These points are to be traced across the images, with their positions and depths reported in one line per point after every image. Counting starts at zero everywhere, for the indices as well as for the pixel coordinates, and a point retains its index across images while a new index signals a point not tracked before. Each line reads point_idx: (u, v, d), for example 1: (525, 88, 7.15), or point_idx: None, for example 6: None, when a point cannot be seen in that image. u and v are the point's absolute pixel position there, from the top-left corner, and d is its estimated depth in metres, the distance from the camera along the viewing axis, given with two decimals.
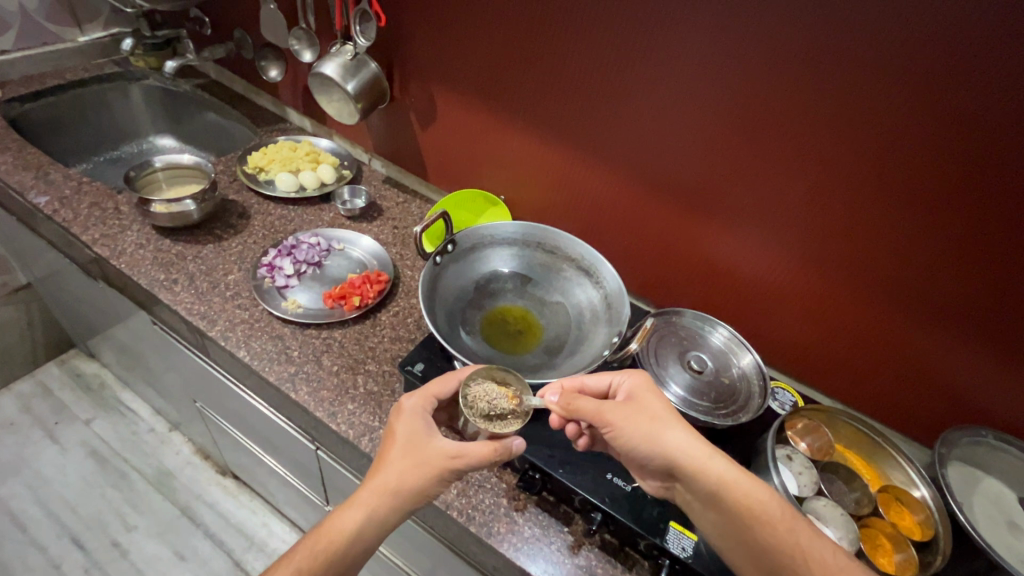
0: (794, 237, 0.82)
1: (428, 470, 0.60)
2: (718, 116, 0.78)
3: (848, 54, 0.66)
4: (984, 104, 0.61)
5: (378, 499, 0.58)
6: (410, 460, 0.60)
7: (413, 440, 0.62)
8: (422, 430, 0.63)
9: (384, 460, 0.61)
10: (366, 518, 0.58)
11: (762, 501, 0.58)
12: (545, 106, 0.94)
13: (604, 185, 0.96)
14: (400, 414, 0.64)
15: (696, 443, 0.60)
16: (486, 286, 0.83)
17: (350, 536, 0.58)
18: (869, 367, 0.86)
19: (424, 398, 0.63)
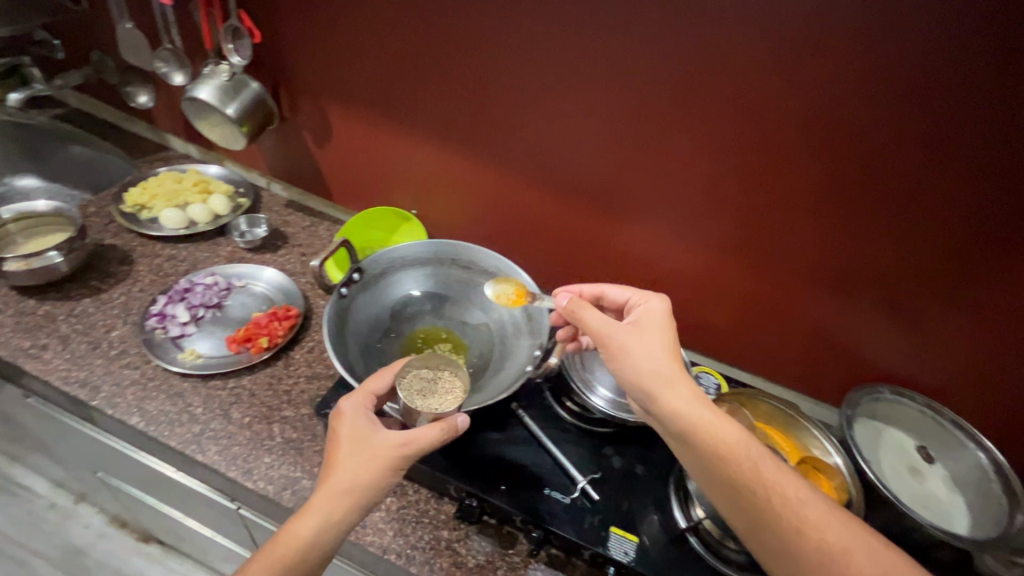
0: (698, 225, 0.85)
1: (378, 466, 0.56)
2: (613, 115, 0.79)
3: (722, 50, 0.69)
4: (852, 89, 0.66)
5: (332, 502, 0.55)
6: (359, 456, 0.57)
7: (358, 442, 0.58)
8: (367, 426, 0.59)
9: (332, 465, 0.57)
10: (322, 523, 0.54)
11: (715, 424, 0.56)
12: (444, 116, 0.91)
13: (514, 191, 0.94)
14: (338, 416, 0.60)
15: (667, 367, 0.60)
16: (403, 311, 0.79)
17: (307, 544, 0.53)
18: (782, 342, 0.91)
19: (365, 393, 0.59)
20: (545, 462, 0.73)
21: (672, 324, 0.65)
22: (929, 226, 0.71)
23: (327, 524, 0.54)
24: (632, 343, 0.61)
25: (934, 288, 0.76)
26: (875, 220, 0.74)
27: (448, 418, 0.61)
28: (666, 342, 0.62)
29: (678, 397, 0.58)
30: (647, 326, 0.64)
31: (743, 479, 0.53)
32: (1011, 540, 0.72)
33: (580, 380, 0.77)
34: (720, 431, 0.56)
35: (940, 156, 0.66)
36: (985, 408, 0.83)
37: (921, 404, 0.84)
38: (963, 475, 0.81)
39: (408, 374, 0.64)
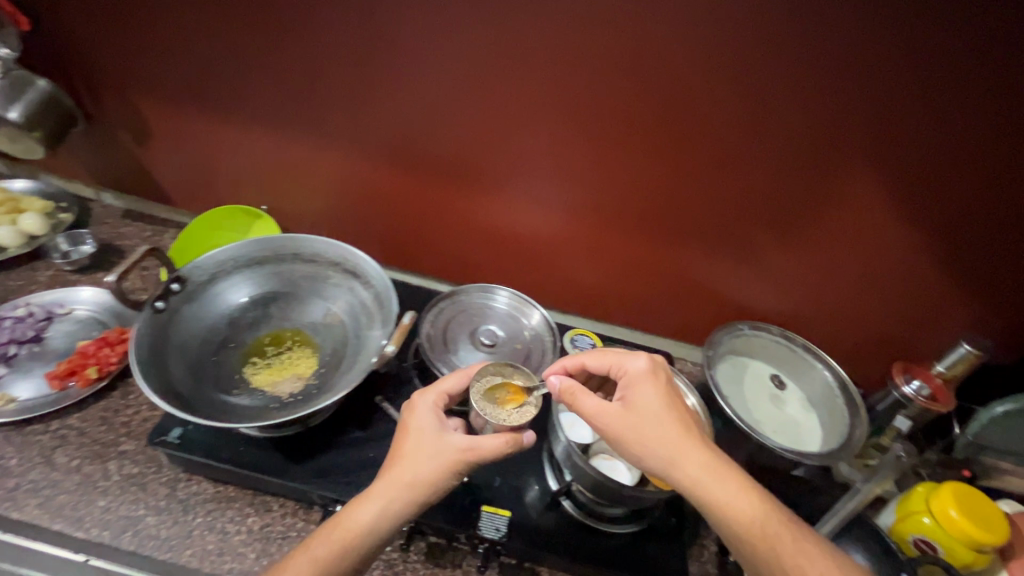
0: (550, 188, 0.84)
1: (441, 459, 0.56)
2: (441, 83, 0.76)
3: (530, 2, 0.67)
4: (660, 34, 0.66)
5: (394, 492, 0.54)
6: (424, 451, 0.57)
7: (427, 434, 0.58)
8: (433, 425, 0.59)
9: (399, 454, 0.57)
10: (382, 511, 0.54)
11: (741, 507, 0.52)
12: (271, 100, 0.84)
13: (364, 173, 0.89)
14: (411, 410, 0.61)
15: (678, 447, 0.55)
16: (241, 317, 0.72)
17: (366, 529, 0.53)
18: (650, 295, 0.93)
19: (436, 391, 0.60)
20: None
21: (673, 396, 0.59)
22: (758, 167, 0.74)
23: (387, 510, 0.54)
24: (637, 434, 0.56)
25: (780, 232, 0.80)
26: (705, 164, 0.76)
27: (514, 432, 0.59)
28: (670, 419, 0.57)
29: (712, 495, 0.53)
30: (642, 407, 0.58)
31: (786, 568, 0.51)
32: (852, 444, 0.80)
33: (449, 366, 0.75)
34: (749, 515, 0.52)
35: (775, 102, 0.68)
36: (827, 330, 0.90)
37: (775, 334, 0.89)
38: (817, 393, 0.88)
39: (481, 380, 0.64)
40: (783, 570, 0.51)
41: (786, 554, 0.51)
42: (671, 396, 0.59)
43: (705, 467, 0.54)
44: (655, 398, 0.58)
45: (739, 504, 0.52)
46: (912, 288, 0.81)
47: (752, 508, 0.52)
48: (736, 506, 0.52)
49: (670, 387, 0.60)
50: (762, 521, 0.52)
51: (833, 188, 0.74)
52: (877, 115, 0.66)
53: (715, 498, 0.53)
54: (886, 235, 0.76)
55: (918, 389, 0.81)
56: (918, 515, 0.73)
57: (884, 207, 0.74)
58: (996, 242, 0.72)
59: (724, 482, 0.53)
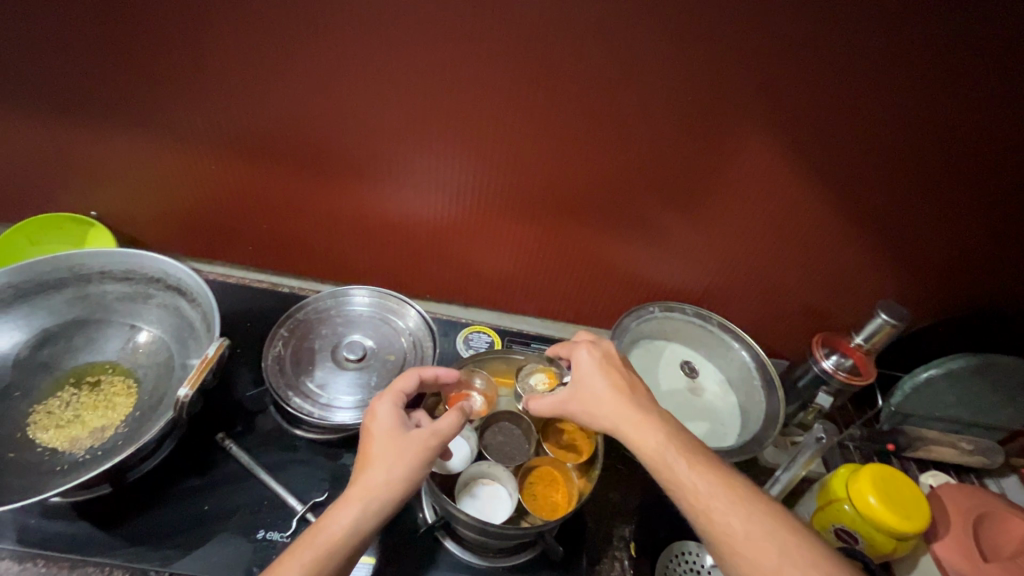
0: (418, 171, 0.71)
1: (416, 456, 0.49)
2: (261, 55, 0.61)
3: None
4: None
5: (377, 492, 0.46)
6: (394, 449, 0.49)
7: (395, 432, 0.50)
8: (401, 424, 0.51)
9: (368, 456, 0.49)
10: (366, 514, 0.46)
11: (644, 434, 0.50)
12: (60, 85, 0.67)
13: (200, 167, 0.75)
14: (372, 414, 0.52)
15: (595, 393, 0.54)
16: (30, 359, 0.59)
17: (346, 538, 0.45)
18: (552, 282, 0.84)
19: (396, 388, 0.53)
20: (262, 497, 0.60)
21: (616, 365, 0.56)
22: (645, 133, 0.63)
23: (366, 515, 0.46)
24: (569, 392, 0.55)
25: (681, 204, 0.70)
26: (584, 132, 0.64)
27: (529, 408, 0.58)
28: (600, 373, 0.55)
29: (620, 426, 0.51)
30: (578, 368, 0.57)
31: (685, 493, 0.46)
32: (769, 430, 0.73)
33: (306, 391, 0.64)
34: (646, 439, 0.49)
35: (659, 55, 0.56)
36: (745, 304, 0.82)
37: (689, 313, 0.81)
38: (735, 375, 0.81)
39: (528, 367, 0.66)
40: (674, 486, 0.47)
41: (688, 480, 0.46)
42: (612, 359, 0.57)
43: (611, 409, 0.52)
44: (595, 366, 0.56)
45: (639, 430, 0.50)
46: (830, 256, 0.73)
47: (649, 434, 0.50)
48: (635, 435, 0.50)
49: (615, 359, 0.57)
50: (657, 446, 0.49)
51: (732, 151, 0.63)
52: (769, 61, 0.55)
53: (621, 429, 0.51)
54: (797, 200, 0.67)
55: (838, 362, 0.75)
56: (839, 503, 0.67)
57: (788, 169, 0.64)
58: (903, 190, 0.64)
59: (633, 414, 0.51)
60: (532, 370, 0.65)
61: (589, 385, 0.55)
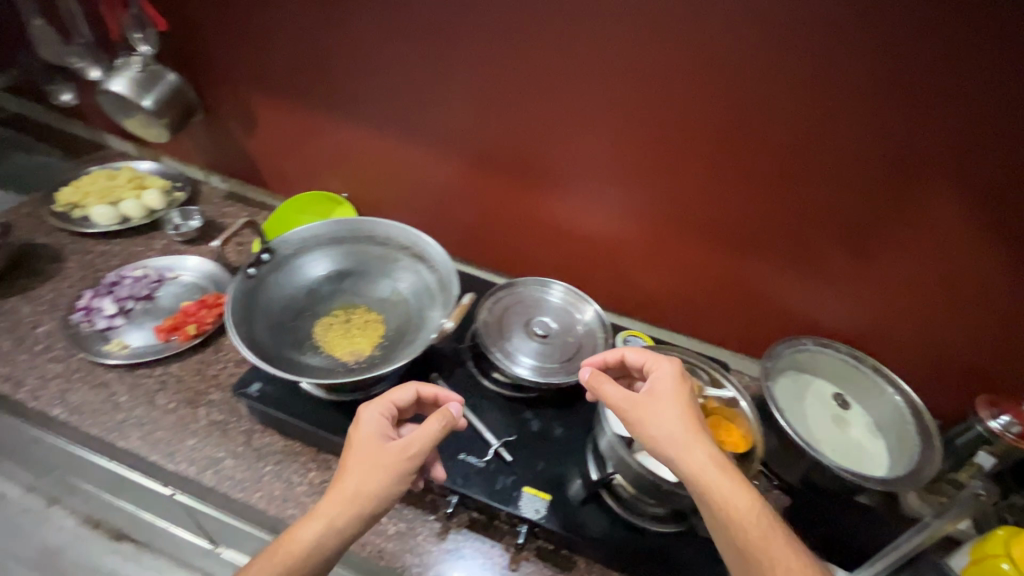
0: (614, 189, 0.84)
1: (385, 470, 0.57)
2: (520, 86, 0.79)
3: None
4: (733, 29, 0.65)
5: (341, 506, 0.55)
6: (367, 463, 0.58)
7: (370, 446, 0.60)
8: (378, 437, 0.61)
9: (344, 468, 0.58)
10: (327, 528, 0.54)
11: (730, 491, 0.54)
12: (361, 95, 0.90)
13: (438, 169, 0.94)
14: (358, 425, 0.62)
15: (682, 431, 0.57)
16: (318, 290, 0.79)
17: (311, 545, 0.53)
18: (708, 305, 0.92)
19: (380, 402, 0.62)
20: (463, 429, 0.74)
21: (688, 391, 0.62)
22: (829, 178, 0.72)
23: (330, 527, 0.54)
24: (651, 414, 0.59)
25: (850, 247, 0.77)
26: (773, 171, 0.74)
27: (592, 382, 0.64)
28: (684, 412, 0.59)
29: (706, 473, 0.55)
30: (663, 396, 0.61)
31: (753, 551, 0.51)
32: (922, 474, 0.73)
33: (502, 351, 0.78)
34: (728, 493, 0.54)
35: (859, 114, 0.65)
36: (903, 355, 0.85)
37: (842, 351, 0.85)
38: (885, 418, 0.82)
39: None
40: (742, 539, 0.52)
41: (760, 541, 0.52)
42: (692, 397, 0.62)
43: (676, 429, 0.58)
44: (675, 400, 0.60)
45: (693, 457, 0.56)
46: (992, 323, 0.75)
47: (739, 494, 0.54)
48: (717, 486, 0.54)
49: (688, 385, 0.63)
50: (743, 507, 0.53)
51: (912, 204, 0.70)
52: (966, 119, 0.62)
53: (699, 477, 0.55)
54: (964, 258, 0.71)
55: (1007, 425, 0.73)
56: (997, 560, 0.66)
57: (961, 226, 0.69)
58: None
59: (719, 470, 0.55)
60: None
61: (673, 420, 0.58)
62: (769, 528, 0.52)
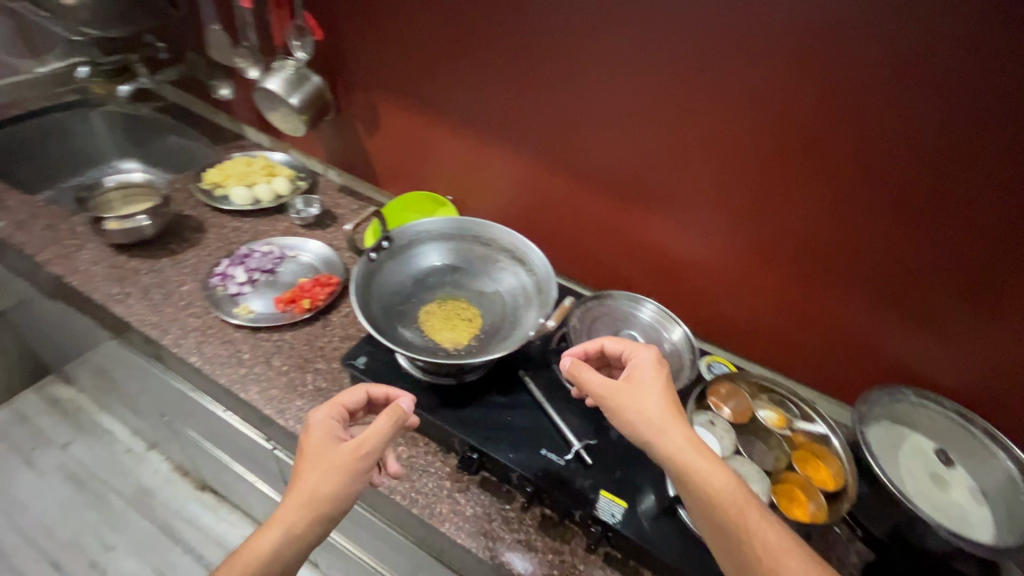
0: (712, 214, 0.86)
1: (343, 470, 0.59)
2: (634, 107, 0.83)
3: (736, 25, 0.71)
4: (868, 61, 0.65)
5: (297, 513, 0.56)
6: (321, 466, 0.59)
7: (323, 449, 0.61)
8: (331, 440, 0.62)
9: (299, 473, 0.60)
10: (285, 535, 0.56)
11: (710, 473, 0.57)
12: (481, 106, 0.98)
13: (541, 180, 0.99)
14: (309, 430, 0.64)
15: (660, 416, 0.61)
16: (426, 279, 0.86)
17: (272, 553, 0.55)
18: (798, 340, 0.90)
19: (331, 406, 0.64)
20: (546, 426, 0.78)
21: (665, 375, 0.65)
22: (943, 222, 0.70)
23: (288, 535, 0.56)
24: (629, 400, 0.62)
25: (959, 296, 0.74)
26: (883, 209, 0.73)
27: (572, 369, 0.67)
28: (662, 398, 0.62)
29: (682, 456, 0.58)
30: (641, 382, 0.64)
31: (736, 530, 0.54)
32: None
33: None
34: (708, 474, 0.57)
35: (981, 159, 0.64)
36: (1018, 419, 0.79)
37: (948, 408, 0.80)
38: (992, 486, 0.76)
39: (757, 400, 0.76)
40: (726, 520, 0.55)
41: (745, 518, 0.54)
42: (669, 379, 0.65)
43: (658, 414, 0.61)
44: (653, 385, 0.64)
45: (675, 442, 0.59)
46: None
47: (717, 474, 0.57)
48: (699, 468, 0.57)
49: (666, 369, 0.66)
50: (723, 486, 0.56)
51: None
52: None
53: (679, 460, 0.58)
54: None
55: None
56: None
57: None
58: None
59: (696, 453, 0.58)
60: (763, 405, 0.75)
61: (646, 405, 0.62)
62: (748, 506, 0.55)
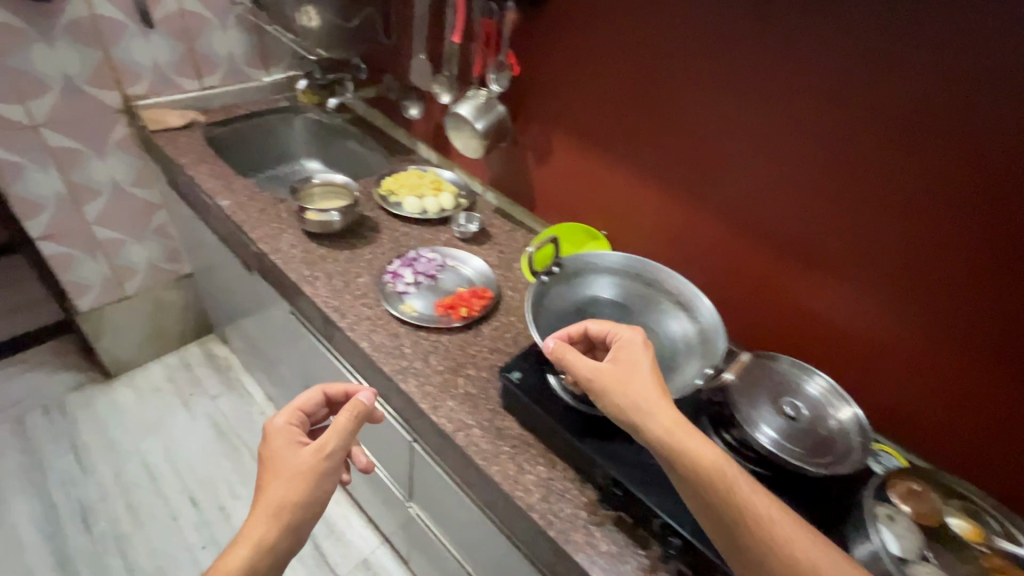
0: (895, 288, 0.80)
1: (305, 471, 0.75)
2: (827, 168, 0.81)
3: (971, 97, 0.67)
4: None
5: (268, 519, 0.71)
6: (287, 475, 0.74)
7: (282, 456, 0.77)
8: (287, 446, 0.78)
9: (265, 485, 0.74)
10: (256, 543, 0.69)
11: (704, 450, 0.60)
12: (656, 150, 1.00)
13: (706, 228, 0.99)
14: (268, 441, 0.80)
15: (645, 393, 0.64)
16: (595, 306, 0.88)
17: (247, 560, 0.68)
18: (984, 444, 0.79)
19: (291, 420, 0.80)
20: None
21: (647, 352, 0.69)
22: None
23: (257, 542, 0.69)
24: (614, 379, 0.66)
25: None
26: None
27: (555, 352, 0.72)
28: (646, 375, 0.66)
29: (669, 434, 0.61)
30: (625, 362, 0.68)
31: (727, 504, 0.58)
32: None
33: (745, 413, 0.75)
34: (697, 452, 0.60)
35: None
36: None
37: None
38: None
39: (944, 507, 0.68)
40: (722, 494, 0.58)
41: (739, 491, 0.58)
42: (651, 356, 0.70)
43: (646, 399, 0.63)
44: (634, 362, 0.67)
45: (665, 431, 0.61)
46: None
47: (707, 450, 0.60)
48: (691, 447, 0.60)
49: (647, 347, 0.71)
50: (716, 463, 0.59)
51: None
52: None
53: (669, 443, 0.60)
54: None
55: None
56: None
57: None
58: None
59: (681, 432, 0.61)
60: (954, 515, 0.67)
61: (627, 384, 0.66)
62: (738, 474, 0.59)
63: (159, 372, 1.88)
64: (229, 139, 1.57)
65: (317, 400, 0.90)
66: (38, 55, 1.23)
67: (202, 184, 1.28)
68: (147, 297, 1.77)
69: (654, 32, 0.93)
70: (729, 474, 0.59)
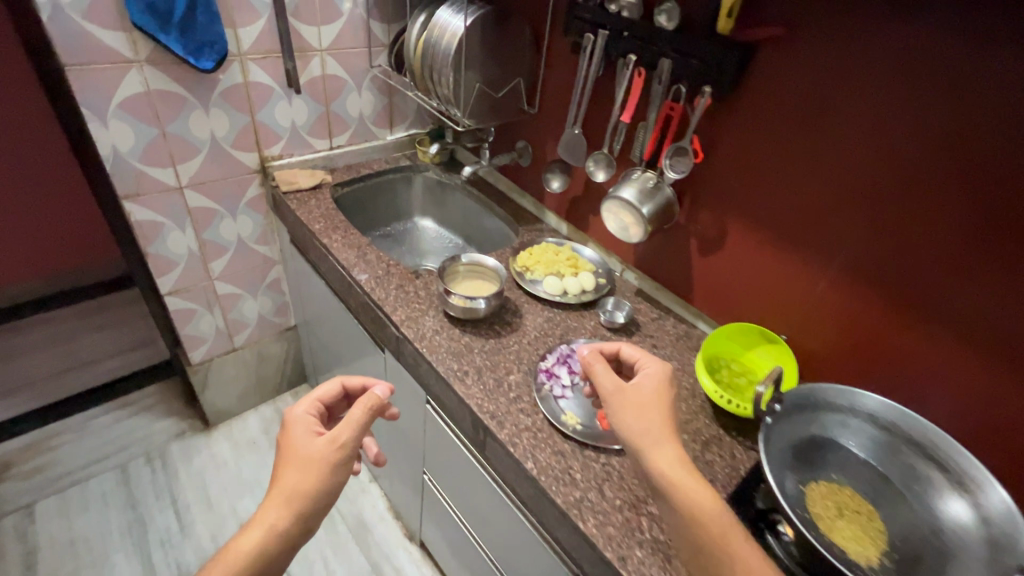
0: None
1: (319, 464, 0.75)
2: None
3: None
4: None
5: (280, 508, 0.72)
6: (302, 466, 0.75)
7: (300, 444, 0.78)
8: (305, 433, 0.79)
9: (280, 473, 0.75)
10: (268, 530, 0.71)
11: (702, 496, 0.66)
12: (878, 262, 0.86)
13: (942, 358, 0.83)
14: (286, 429, 0.81)
15: (654, 427, 0.72)
16: (821, 452, 0.76)
17: (257, 549, 0.69)
18: None
19: (310, 410, 0.82)
20: None
21: (668, 390, 0.78)
22: None
23: (269, 531, 0.71)
24: (630, 402, 0.75)
25: None
26: None
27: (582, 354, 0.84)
28: (660, 409, 0.75)
29: (672, 469, 0.68)
30: (645, 391, 0.77)
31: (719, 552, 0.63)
32: None
33: None
34: (697, 497, 0.66)
35: None
36: None
37: None
38: None
39: None
40: (716, 542, 0.63)
41: (735, 546, 0.63)
42: (670, 394, 0.78)
43: (654, 427, 0.73)
44: (649, 392, 0.77)
45: (670, 468, 0.68)
46: None
47: (706, 498, 0.66)
48: (689, 489, 0.67)
49: (667, 383, 0.79)
50: (715, 511, 0.65)
51: None
52: None
53: (672, 481, 0.68)
54: None
55: None
56: None
57: None
58: None
59: (685, 473, 0.68)
60: None
61: (638, 408, 0.74)
62: (731, 528, 0.64)
63: (254, 423, 1.85)
64: (352, 199, 1.54)
65: (335, 392, 0.91)
66: (193, 119, 1.23)
67: (337, 255, 1.23)
68: (253, 349, 1.74)
69: (870, 128, 0.80)
70: (727, 526, 0.64)
